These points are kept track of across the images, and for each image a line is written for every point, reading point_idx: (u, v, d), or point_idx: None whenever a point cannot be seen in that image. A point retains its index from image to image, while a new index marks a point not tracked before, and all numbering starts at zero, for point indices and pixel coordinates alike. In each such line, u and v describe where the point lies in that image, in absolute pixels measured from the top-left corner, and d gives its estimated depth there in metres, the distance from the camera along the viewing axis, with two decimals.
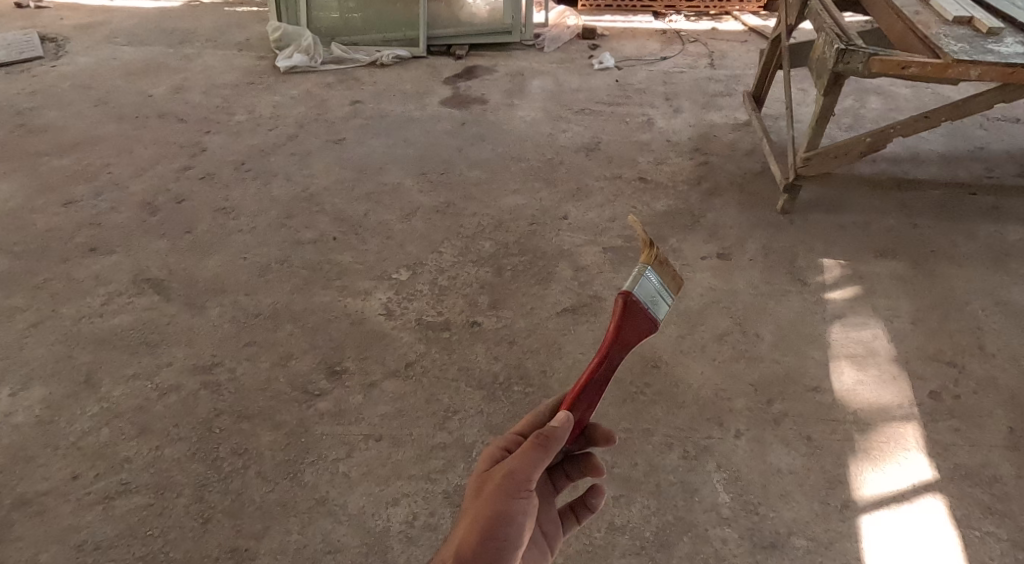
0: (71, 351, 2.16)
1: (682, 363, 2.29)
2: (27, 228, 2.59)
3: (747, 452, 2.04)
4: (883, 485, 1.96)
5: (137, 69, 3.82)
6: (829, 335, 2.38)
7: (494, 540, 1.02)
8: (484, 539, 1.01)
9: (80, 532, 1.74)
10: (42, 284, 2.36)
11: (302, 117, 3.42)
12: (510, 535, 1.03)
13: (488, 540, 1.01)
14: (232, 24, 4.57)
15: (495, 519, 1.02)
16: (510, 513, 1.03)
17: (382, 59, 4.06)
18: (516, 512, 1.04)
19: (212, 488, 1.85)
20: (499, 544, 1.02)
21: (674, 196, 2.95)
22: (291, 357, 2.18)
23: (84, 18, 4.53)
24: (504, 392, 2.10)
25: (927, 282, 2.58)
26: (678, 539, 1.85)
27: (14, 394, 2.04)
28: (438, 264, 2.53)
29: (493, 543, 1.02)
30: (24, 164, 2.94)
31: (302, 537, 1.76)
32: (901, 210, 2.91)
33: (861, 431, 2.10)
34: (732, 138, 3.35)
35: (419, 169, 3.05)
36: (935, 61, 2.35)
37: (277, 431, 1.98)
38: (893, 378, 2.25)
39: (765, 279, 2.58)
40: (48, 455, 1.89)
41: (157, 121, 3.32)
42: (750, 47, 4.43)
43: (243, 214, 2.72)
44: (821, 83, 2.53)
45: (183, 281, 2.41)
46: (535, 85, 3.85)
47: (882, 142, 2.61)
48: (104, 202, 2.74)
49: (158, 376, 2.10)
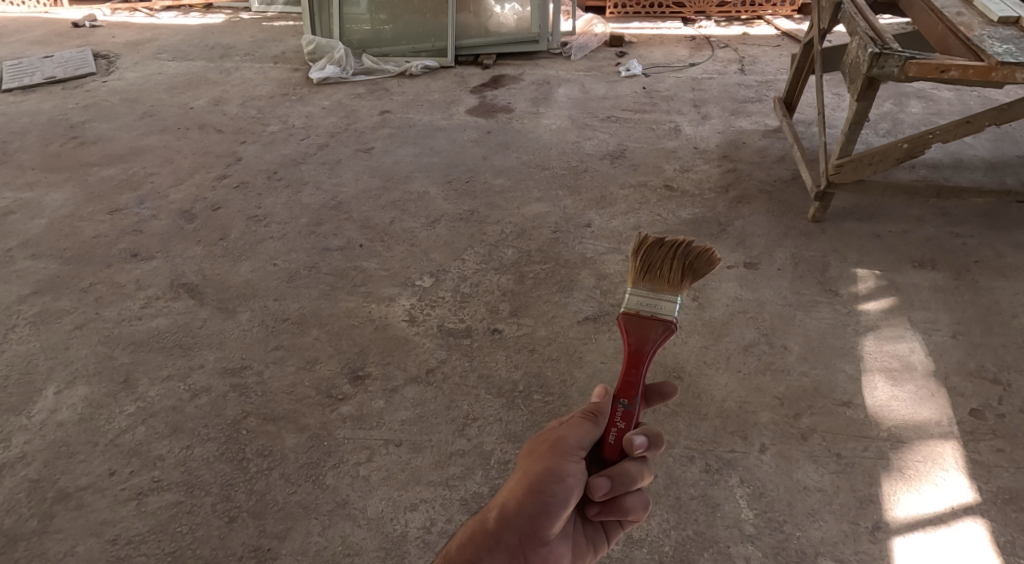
0: (112, 352, 2.26)
1: (705, 374, 2.25)
2: (76, 235, 2.73)
3: (771, 468, 1.99)
4: (918, 506, 1.89)
5: (181, 83, 3.99)
6: (864, 348, 2.30)
7: (541, 506, 1.16)
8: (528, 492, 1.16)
9: (114, 527, 1.83)
10: (86, 289, 2.48)
11: (333, 127, 3.51)
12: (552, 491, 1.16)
13: (533, 507, 1.16)
14: (271, 37, 4.73)
15: (543, 484, 1.16)
16: (559, 473, 1.17)
17: (411, 69, 4.13)
18: (555, 482, 1.16)
19: (238, 487, 1.91)
20: (542, 497, 1.16)
21: (704, 204, 2.90)
22: (316, 361, 2.24)
23: (133, 36, 4.77)
24: (522, 400, 2.11)
25: (972, 294, 2.48)
26: (698, 555, 1.82)
27: (59, 392, 2.14)
28: (461, 271, 2.56)
29: (536, 510, 1.16)
30: (75, 174, 3.10)
31: (323, 539, 1.81)
32: (944, 219, 2.80)
33: (895, 449, 2.02)
34: (766, 144, 3.28)
35: (444, 177, 3.09)
36: (978, 64, 2.24)
37: (301, 434, 2.04)
38: (933, 394, 2.16)
39: (796, 289, 2.52)
40: (89, 451, 1.99)
41: (198, 131, 3.45)
42: (785, 50, 4.34)
43: (273, 222, 2.81)
44: (855, 88, 2.48)
45: (216, 287, 2.50)
46: (561, 93, 3.85)
47: (921, 148, 2.52)
48: (146, 210, 2.87)
49: (191, 377, 2.19)
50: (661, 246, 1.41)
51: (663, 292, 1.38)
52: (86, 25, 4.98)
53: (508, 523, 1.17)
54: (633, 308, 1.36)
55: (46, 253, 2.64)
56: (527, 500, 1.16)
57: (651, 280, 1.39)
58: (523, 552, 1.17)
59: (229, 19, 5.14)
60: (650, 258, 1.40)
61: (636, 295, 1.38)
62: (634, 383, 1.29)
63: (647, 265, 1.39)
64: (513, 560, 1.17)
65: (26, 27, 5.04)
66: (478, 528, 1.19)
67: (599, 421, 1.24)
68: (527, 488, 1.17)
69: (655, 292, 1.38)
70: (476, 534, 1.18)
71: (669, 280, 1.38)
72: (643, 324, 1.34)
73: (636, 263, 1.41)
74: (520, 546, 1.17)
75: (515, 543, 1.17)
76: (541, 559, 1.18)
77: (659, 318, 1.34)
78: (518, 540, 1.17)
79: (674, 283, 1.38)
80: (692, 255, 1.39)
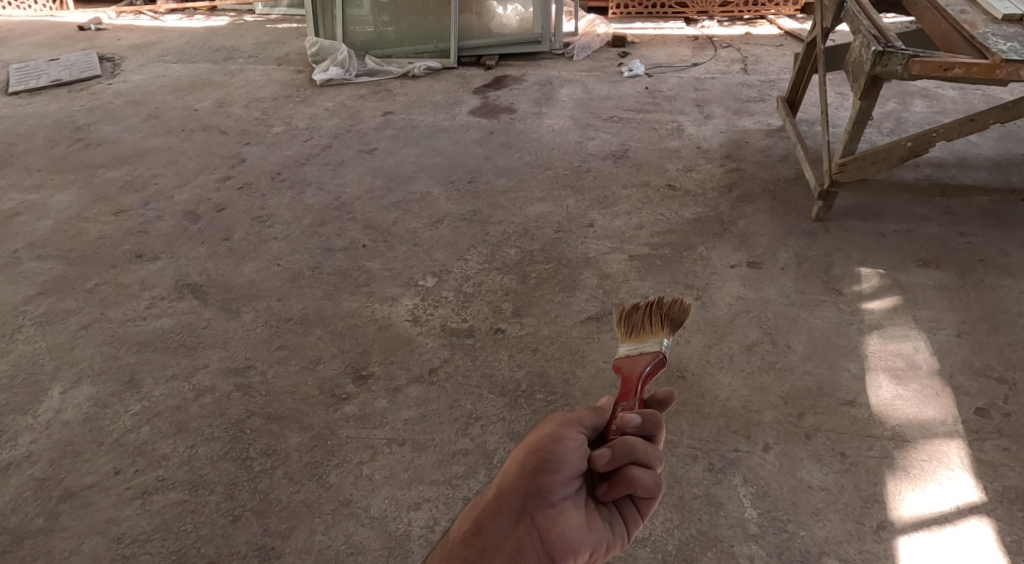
0: (117, 352, 2.27)
1: (708, 373, 2.25)
2: (82, 237, 2.75)
3: (775, 467, 1.99)
4: (923, 506, 1.88)
5: (185, 85, 4.02)
6: (868, 347, 2.30)
7: (541, 462, 1.11)
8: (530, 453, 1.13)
9: (119, 525, 1.84)
10: (92, 289, 2.50)
11: (336, 128, 3.53)
12: (554, 450, 1.12)
13: (532, 464, 1.11)
14: (275, 40, 4.75)
15: (541, 440, 1.13)
16: (557, 436, 1.14)
17: (414, 71, 4.15)
18: (555, 441, 1.13)
19: (243, 486, 1.92)
20: (542, 456, 1.12)
21: (706, 204, 2.90)
22: (319, 361, 2.25)
23: (138, 39, 4.80)
24: (525, 399, 2.12)
25: (977, 293, 2.47)
26: (702, 554, 1.82)
27: (64, 392, 2.16)
28: (464, 271, 2.57)
29: (535, 466, 1.11)
30: (81, 176, 3.12)
31: (326, 538, 1.81)
32: (948, 218, 2.79)
33: (900, 448, 2.01)
34: (769, 144, 3.28)
35: (447, 177, 3.11)
36: (982, 62, 2.24)
37: (305, 433, 2.05)
38: (937, 393, 2.15)
39: (800, 288, 2.51)
40: (94, 451, 2.00)
41: (202, 133, 3.48)
42: (788, 50, 4.34)
43: (277, 222, 2.82)
44: (858, 87, 2.47)
45: (220, 287, 2.51)
46: (564, 94, 3.86)
47: (924, 146, 2.52)
48: (151, 211, 2.89)
49: (195, 376, 2.20)
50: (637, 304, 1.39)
51: (649, 338, 1.34)
52: (91, 29, 5.02)
53: (510, 486, 1.12)
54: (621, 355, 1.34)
55: (52, 254, 2.66)
56: (526, 458, 1.12)
57: (635, 334, 1.36)
58: (527, 514, 1.09)
59: (233, 22, 5.18)
60: (629, 317, 1.38)
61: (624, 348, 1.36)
62: (631, 385, 1.28)
63: (625, 325, 1.38)
64: (520, 521, 1.09)
65: (32, 30, 5.08)
66: (480, 501, 1.14)
67: (602, 412, 1.23)
68: (526, 450, 1.14)
69: (642, 341, 1.34)
70: (479, 504, 1.13)
71: (653, 326, 1.35)
72: (634, 361, 1.31)
73: (619, 326, 1.39)
74: (524, 507, 1.10)
75: (519, 506, 1.10)
76: (551, 523, 1.09)
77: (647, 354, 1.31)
78: (521, 503, 1.10)
79: (658, 328, 1.34)
80: (667, 303, 1.37)
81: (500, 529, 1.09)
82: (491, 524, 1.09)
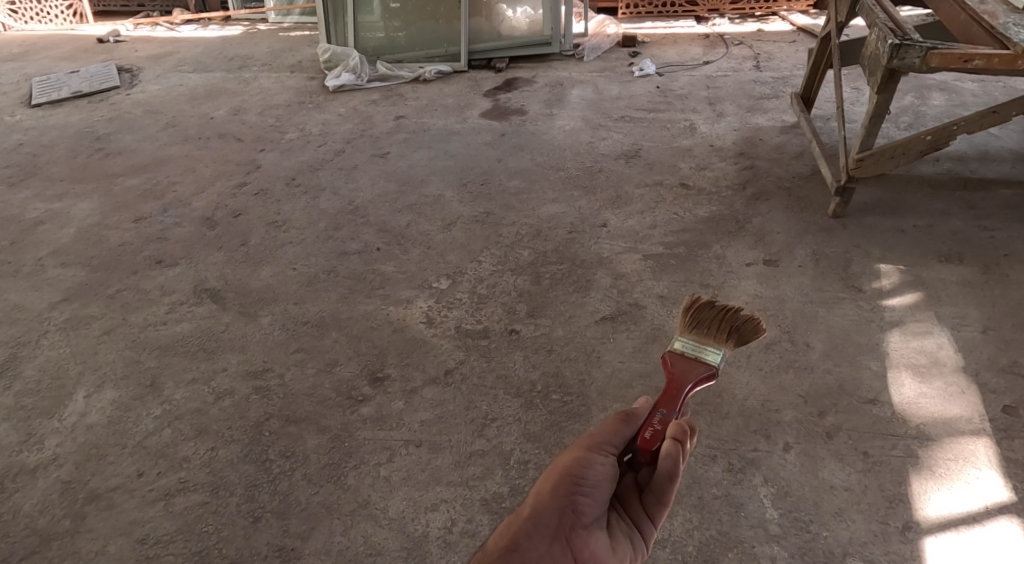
0: (138, 356, 2.32)
1: (726, 372, 2.21)
2: (103, 244, 2.81)
3: (796, 467, 1.95)
4: (950, 505, 1.83)
5: (201, 94, 4.10)
6: (890, 344, 2.25)
7: (575, 487, 1.11)
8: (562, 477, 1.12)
9: (143, 527, 1.86)
10: (113, 295, 2.56)
11: (349, 134, 3.57)
12: (586, 475, 1.13)
13: (566, 486, 1.11)
14: (288, 48, 4.83)
15: (571, 466, 1.13)
16: (585, 460, 1.14)
17: (425, 75, 4.20)
18: (584, 467, 1.13)
19: (262, 488, 1.93)
20: (575, 479, 1.12)
21: (721, 202, 2.88)
22: (336, 364, 2.27)
23: (155, 50, 4.92)
24: (541, 400, 2.11)
25: (1002, 288, 2.41)
26: (723, 555, 1.78)
27: (88, 396, 2.20)
28: (478, 273, 2.58)
29: (568, 486, 1.11)
30: (102, 185, 3.19)
31: (345, 539, 1.82)
32: (970, 213, 2.74)
33: (924, 447, 1.96)
34: (784, 140, 3.25)
35: (460, 179, 3.13)
36: (1003, 52, 2.17)
37: (322, 435, 2.06)
38: (962, 390, 2.10)
39: (817, 286, 2.47)
40: (117, 454, 2.03)
41: (218, 141, 3.54)
42: (801, 46, 4.31)
43: (292, 227, 2.86)
44: (875, 81, 2.44)
45: (237, 291, 2.55)
46: (575, 95, 3.87)
47: (945, 139, 2.48)
48: (170, 218, 2.94)
49: (214, 381, 2.23)
50: (711, 307, 1.50)
51: (707, 344, 1.45)
52: (110, 40, 5.14)
53: (543, 508, 1.09)
54: (677, 352, 1.44)
55: (75, 261, 2.72)
56: (559, 481, 1.12)
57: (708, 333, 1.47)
58: (565, 536, 1.07)
59: (247, 31, 5.29)
60: (700, 316, 1.49)
61: (683, 341, 1.47)
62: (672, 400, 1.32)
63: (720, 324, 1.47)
64: (554, 541, 1.06)
65: (53, 44, 5.21)
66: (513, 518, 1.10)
67: (631, 417, 1.23)
68: (556, 473, 1.13)
69: (700, 344, 1.46)
70: (510, 523, 1.08)
71: (717, 337, 1.46)
72: (688, 365, 1.41)
73: (684, 318, 1.50)
74: (561, 531, 1.07)
75: (554, 524, 1.07)
76: (582, 544, 1.07)
77: (702, 364, 1.41)
78: (557, 523, 1.08)
79: (721, 339, 1.46)
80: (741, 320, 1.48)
81: (536, 547, 1.05)
82: (528, 544, 1.05)
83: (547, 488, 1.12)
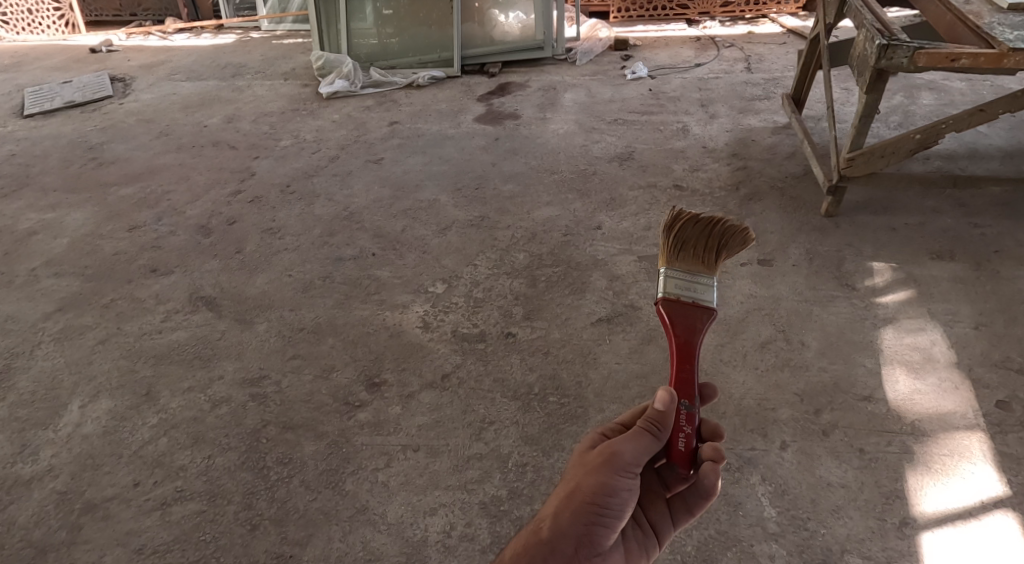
0: (134, 365, 2.30)
1: (722, 372, 2.22)
2: (98, 253, 2.80)
3: (793, 465, 1.95)
4: (945, 500, 1.84)
5: (194, 102, 4.10)
6: (884, 341, 2.26)
7: (597, 515, 1.14)
8: (586, 502, 1.14)
9: (140, 536, 1.84)
10: (108, 304, 2.55)
11: (343, 140, 3.57)
12: (611, 504, 1.14)
13: (588, 516, 1.13)
14: (281, 55, 4.84)
15: (595, 494, 1.14)
16: (611, 488, 1.15)
17: (418, 81, 4.21)
18: (609, 493, 1.15)
19: (260, 495, 1.93)
20: (599, 508, 1.14)
21: (713, 203, 2.90)
22: (333, 370, 2.26)
23: (148, 59, 4.92)
24: (539, 402, 2.11)
25: (992, 284, 2.43)
26: (721, 554, 1.78)
27: (83, 406, 2.18)
28: (473, 277, 2.58)
29: (591, 515, 1.14)
30: (95, 194, 3.19)
31: (344, 545, 1.81)
32: (959, 211, 2.77)
33: (920, 443, 1.97)
34: (776, 141, 3.28)
35: (454, 184, 3.13)
36: (989, 52, 2.20)
37: (320, 441, 2.05)
38: (955, 386, 2.11)
39: (811, 285, 2.49)
40: (114, 463, 2.02)
41: (212, 149, 3.54)
42: (791, 48, 4.35)
43: (288, 233, 2.86)
44: (864, 81, 2.47)
45: (233, 298, 2.55)
46: (568, 98, 3.89)
47: (934, 138, 2.50)
48: (164, 227, 2.94)
49: (211, 388, 2.22)
50: (694, 224, 1.47)
51: (697, 273, 1.43)
52: (102, 51, 5.14)
53: (562, 533, 1.12)
54: (674, 294, 1.40)
55: (69, 271, 2.71)
56: (581, 508, 1.14)
57: (683, 257, 1.44)
58: None
59: (240, 39, 5.30)
60: (682, 237, 1.45)
61: (672, 275, 1.43)
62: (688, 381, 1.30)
63: (681, 244, 1.45)
64: None
65: (45, 54, 5.21)
66: (533, 536, 1.14)
67: (659, 433, 1.20)
68: (580, 495, 1.15)
69: (688, 271, 1.44)
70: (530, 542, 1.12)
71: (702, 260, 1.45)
72: (688, 314, 1.38)
73: (670, 242, 1.45)
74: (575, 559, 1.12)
75: (571, 553, 1.11)
76: None
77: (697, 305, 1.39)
78: (573, 551, 1.12)
79: (707, 264, 1.45)
80: (723, 237, 1.46)
81: None
82: None
83: (568, 512, 1.14)
